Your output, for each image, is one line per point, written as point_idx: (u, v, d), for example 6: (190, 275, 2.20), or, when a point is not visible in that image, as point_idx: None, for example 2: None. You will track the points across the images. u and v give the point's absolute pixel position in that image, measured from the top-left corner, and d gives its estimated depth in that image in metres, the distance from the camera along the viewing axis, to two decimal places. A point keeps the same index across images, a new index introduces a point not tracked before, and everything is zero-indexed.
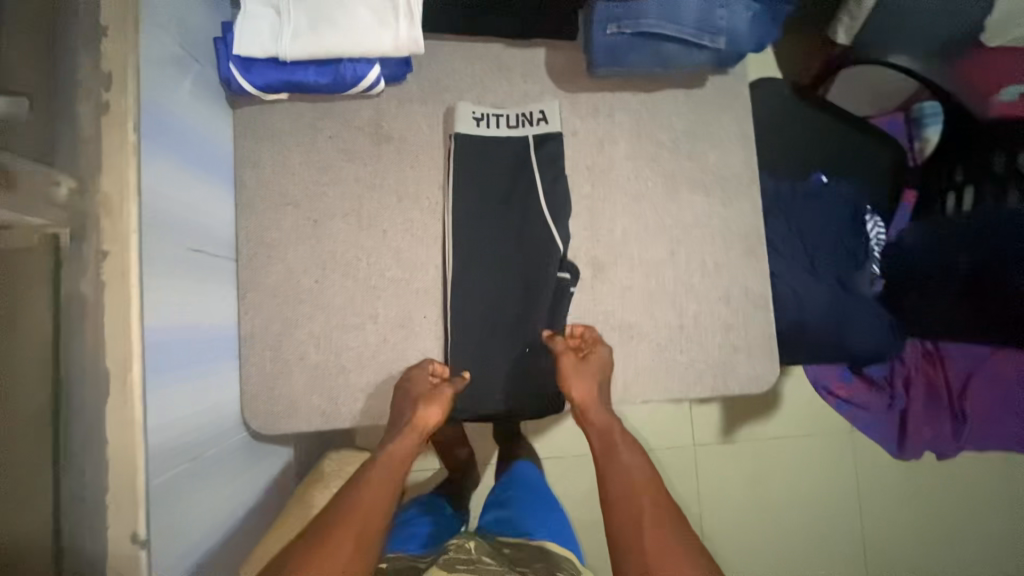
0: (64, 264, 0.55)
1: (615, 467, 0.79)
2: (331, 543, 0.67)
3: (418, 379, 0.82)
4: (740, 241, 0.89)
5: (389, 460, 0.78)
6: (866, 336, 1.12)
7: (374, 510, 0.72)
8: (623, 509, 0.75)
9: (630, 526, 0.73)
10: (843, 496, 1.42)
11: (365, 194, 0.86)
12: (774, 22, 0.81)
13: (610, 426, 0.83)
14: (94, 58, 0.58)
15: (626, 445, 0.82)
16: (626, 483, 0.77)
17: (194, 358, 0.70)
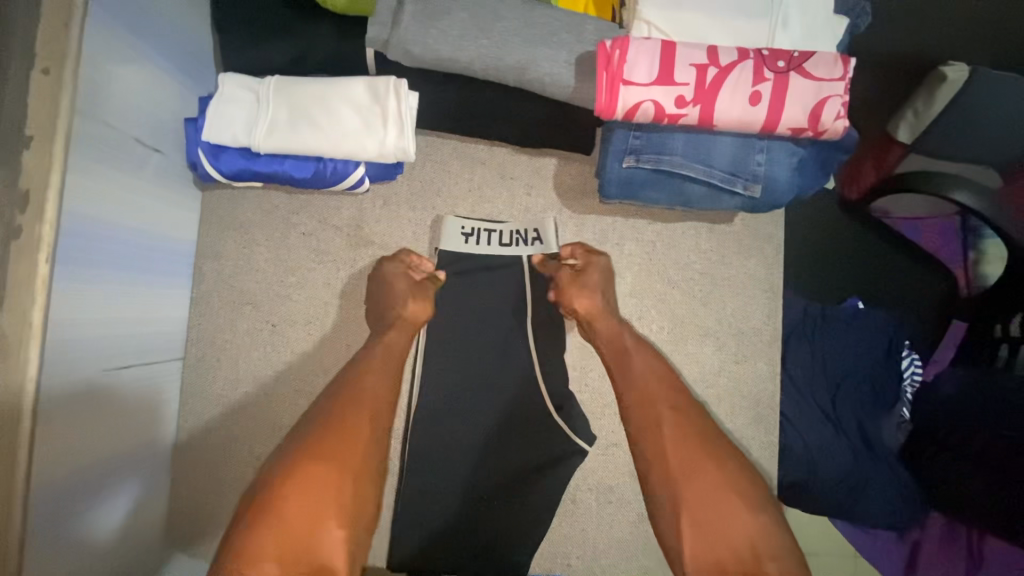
0: None
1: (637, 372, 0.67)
2: (346, 427, 0.58)
3: (397, 273, 0.73)
4: (748, 407, 0.78)
5: (387, 349, 0.68)
6: (883, 507, 0.99)
7: (380, 399, 0.63)
8: (644, 410, 0.63)
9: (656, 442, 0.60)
10: None
11: (333, 302, 0.77)
12: (823, 174, 0.69)
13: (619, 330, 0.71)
14: (12, 172, 0.50)
15: (617, 319, 0.72)
16: (649, 390, 0.65)
17: (108, 490, 0.62)
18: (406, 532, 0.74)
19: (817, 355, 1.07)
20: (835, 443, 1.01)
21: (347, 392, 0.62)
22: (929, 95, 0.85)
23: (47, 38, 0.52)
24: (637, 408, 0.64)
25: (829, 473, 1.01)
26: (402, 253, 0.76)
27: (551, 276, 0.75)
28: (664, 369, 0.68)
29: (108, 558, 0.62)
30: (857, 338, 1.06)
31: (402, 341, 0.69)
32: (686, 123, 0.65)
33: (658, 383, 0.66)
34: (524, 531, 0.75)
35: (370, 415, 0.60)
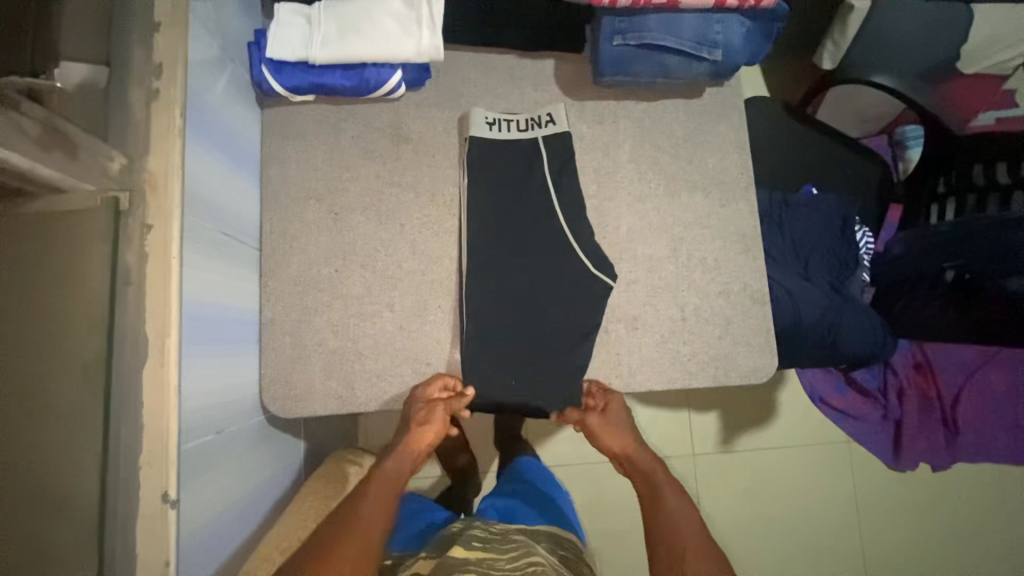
0: (114, 231, 0.58)
1: (643, 461, 0.97)
2: (337, 546, 0.74)
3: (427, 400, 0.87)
4: (737, 239, 0.94)
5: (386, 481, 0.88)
6: (860, 336, 1.19)
7: (378, 512, 0.81)
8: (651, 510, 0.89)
9: (668, 538, 0.83)
10: (827, 489, 1.51)
11: (384, 191, 0.91)
12: (766, 39, 0.89)
13: (652, 470, 0.95)
14: (147, 50, 0.64)
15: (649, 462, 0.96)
16: (656, 482, 0.93)
17: (219, 336, 0.73)
18: (476, 368, 0.88)
19: (786, 232, 1.25)
20: (812, 292, 1.19)
21: (344, 515, 0.79)
22: (839, 31, 1.25)
23: None
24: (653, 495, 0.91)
25: (812, 315, 1.17)
26: (435, 377, 0.87)
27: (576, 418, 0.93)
28: (659, 467, 0.96)
29: (213, 393, 0.72)
30: (815, 216, 1.27)
31: (401, 470, 0.90)
32: (658, 4, 0.84)
33: (657, 470, 0.95)
34: (570, 349, 0.90)
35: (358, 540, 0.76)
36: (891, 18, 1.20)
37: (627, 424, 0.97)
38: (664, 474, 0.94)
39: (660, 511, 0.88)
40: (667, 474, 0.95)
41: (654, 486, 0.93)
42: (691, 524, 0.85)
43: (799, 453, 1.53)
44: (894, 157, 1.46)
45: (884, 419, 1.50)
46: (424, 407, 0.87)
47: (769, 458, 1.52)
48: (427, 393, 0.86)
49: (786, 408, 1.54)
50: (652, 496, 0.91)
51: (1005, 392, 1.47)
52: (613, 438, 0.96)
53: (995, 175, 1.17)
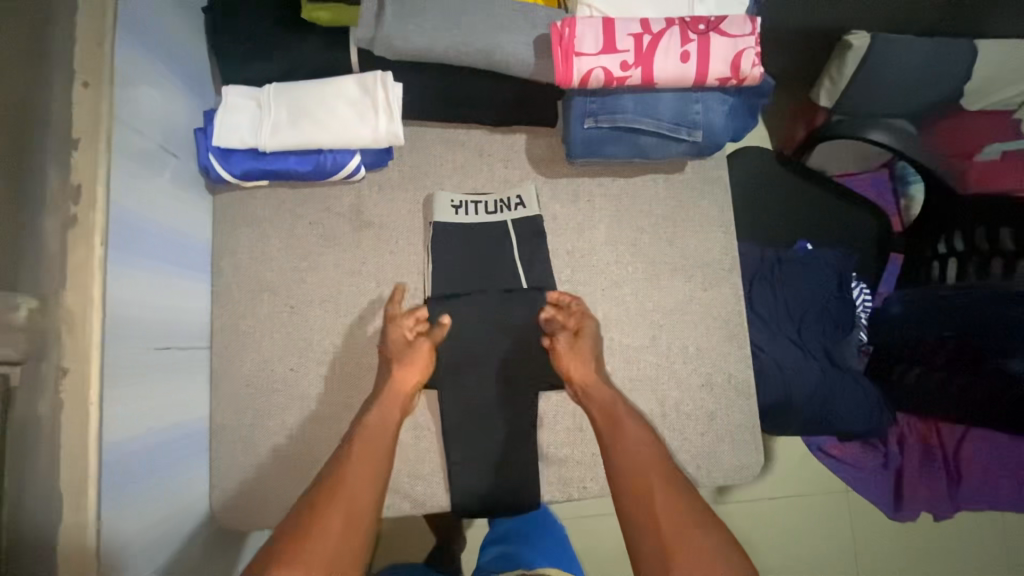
0: (5, 409, 0.51)
1: (608, 395, 0.79)
2: (320, 516, 0.64)
3: (396, 336, 0.81)
4: (720, 326, 0.88)
5: (369, 429, 0.74)
6: (855, 411, 1.12)
7: (363, 471, 0.70)
8: (623, 463, 0.73)
9: (637, 476, 0.71)
10: (824, 548, 1.45)
11: (343, 281, 0.85)
12: (750, 117, 0.83)
13: (614, 402, 0.78)
14: (65, 171, 0.58)
15: (613, 390, 0.80)
16: (619, 417, 0.77)
17: (157, 463, 0.68)
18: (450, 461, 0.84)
19: (778, 293, 1.20)
20: (805, 363, 1.13)
21: (328, 483, 0.69)
22: (835, 67, 1.16)
23: (82, 55, 0.60)
24: (618, 432, 0.76)
25: (804, 388, 1.11)
26: (394, 295, 0.84)
27: (552, 333, 0.83)
28: (620, 397, 0.80)
29: (153, 529, 0.66)
30: (810, 274, 1.21)
31: (390, 419, 0.76)
32: (632, 84, 0.78)
33: (621, 402, 0.78)
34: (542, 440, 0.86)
35: (350, 494, 0.67)
36: (890, 57, 1.12)
37: (592, 351, 0.81)
38: (627, 408, 0.78)
39: (625, 451, 0.73)
40: (631, 407, 0.79)
41: (619, 424, 0.76)
42: (654, 471, 0.71)
43: (795, 509, 1.47)
44: (895, 193, 1.30)
45: (884, 467, 1.40)
46: (404, 346, 0.81)
47: (764, 514, 1.46)
48: (398, 334, 0.81)
49: (781, 463, 1.48)
50: (615, 432, 0.76)
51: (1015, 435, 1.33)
52: (579, 371, 0.80)
53: (1000, 241, 1.09)
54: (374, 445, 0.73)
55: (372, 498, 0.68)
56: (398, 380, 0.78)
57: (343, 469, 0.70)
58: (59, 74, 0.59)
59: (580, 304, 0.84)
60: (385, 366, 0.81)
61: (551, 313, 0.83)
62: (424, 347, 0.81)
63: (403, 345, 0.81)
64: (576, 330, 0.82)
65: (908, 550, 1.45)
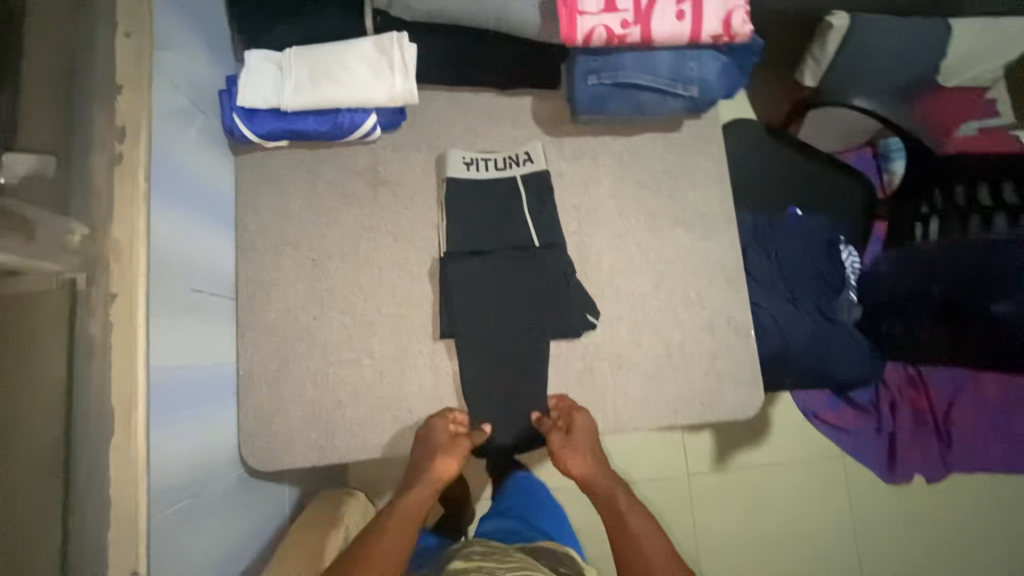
0: (73, 310, 0.57)
1: (605, 484, 0.90)
2: None
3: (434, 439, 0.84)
4: (720, 273, 0.94)
5: (397, 520, 0.81)
6: (848, 362, 1.20)
7: (383, 558, 0.75)
8: (631, 550, 0.82)
9: (643, 561, 0.80)
10: (823, 508, 1.50)
11: (362, 235, 0.89)
12: (742, 73, 0.89)
13: (614, 494, 0.89)
14: (109, 113, 0.62)
15: (612, 484, 0.90)
16: (619, 508, 0.88)
17: (193, 398, 0.72)
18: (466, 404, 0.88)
19: (771, 256, 1.25)
20: (799, 318, 1.18)
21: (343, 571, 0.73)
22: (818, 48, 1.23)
23: (125, 10, 0.65)
24: (620, 523, 0.85)
25: (799, 341, 1.17)
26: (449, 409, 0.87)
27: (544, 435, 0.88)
28: (620, 490, 0.90)
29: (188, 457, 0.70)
30: (801, 240, 1.27)
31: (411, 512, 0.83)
32: (632, 42, 0.83)
33: (620, 494, 0.89)
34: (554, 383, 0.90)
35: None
36: (871, 35, 1.18)
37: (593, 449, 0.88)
38: (627, 497, 0.88)
39: (635, 542, 0.82)
40: (630, 499, 0.89)
41: (619, 514, 0.87)
42: (659, 556, 0.81)
43: (793, 471, 1.51)
44: (879, 168, 1.42)
45: (878, 432, 1.51)
46: (447, 441, 0.84)
47: (764, 477, 1.51)
48: (445, 427, 0.85)
49: (779, 426, 1.53)
50: (618, 526, 0.85)
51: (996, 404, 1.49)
52: (573, 462, 0.87)
53: (978, 196, 1.16)
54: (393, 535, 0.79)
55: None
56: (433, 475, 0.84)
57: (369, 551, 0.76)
58: (105, 25, 0.63)
59: (586, 414, 0.87)
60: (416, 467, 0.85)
61: (551, 416, 0.89)
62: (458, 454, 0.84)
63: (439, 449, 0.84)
64: (568, 427, 0.87)
65: (903, 507, 1.50)
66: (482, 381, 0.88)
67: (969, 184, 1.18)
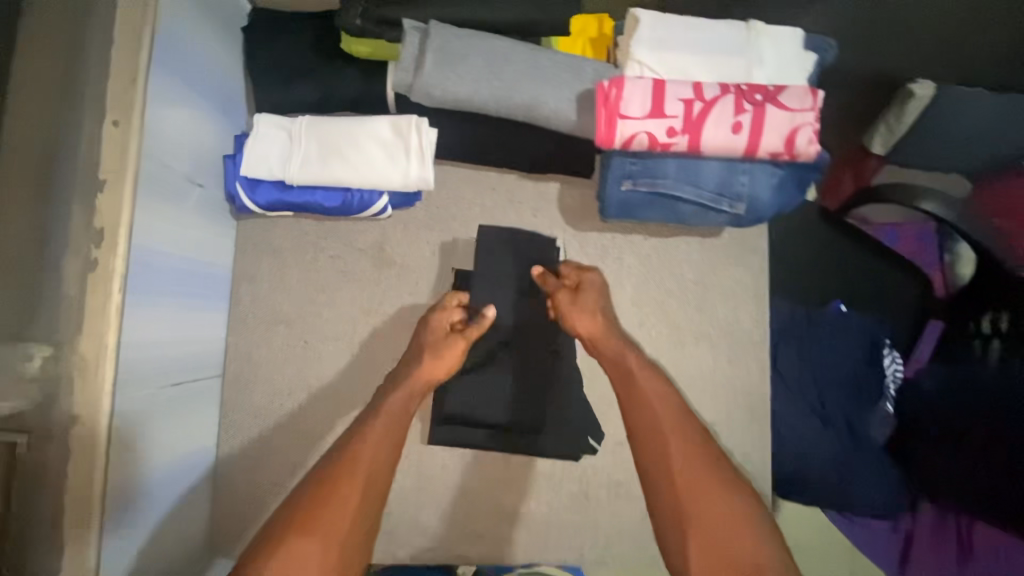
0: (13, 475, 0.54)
1: (614, 344, 0.72)
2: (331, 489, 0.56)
3: (436, 325, 0.74)
4: (741, 403, 0.85)
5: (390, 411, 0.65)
6: (871, 490, 1.10)
7: (385, 444, 0.61)
8: (643, 428, 0.63)
9: (652, 425, 0.62)
10: None
11: (359, 319, 0.84)
12: (799, 190, 0.78)
13: (623, 356, 0.70)
14: (88, 215, 0.57)
15: (624, 342, 0.71)
16: (627, 373, 0.68)
17: (160, 503, 0.68)
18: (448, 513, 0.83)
19: (805, 358, 1.17)
20: (821, 435, 1.12)
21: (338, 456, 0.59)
22: (895, 115, 0.97)
23: (115, 97, 0.58)
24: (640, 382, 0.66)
25: (819, 458, 1.12)
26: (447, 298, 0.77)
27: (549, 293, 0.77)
28: (632, 352, 0.70)
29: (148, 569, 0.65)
30: (840, 342, 1.16)
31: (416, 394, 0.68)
32: (677, 151, 0.74)
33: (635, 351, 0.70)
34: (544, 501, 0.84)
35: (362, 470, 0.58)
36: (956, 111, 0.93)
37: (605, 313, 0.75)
38: (639, 360, 0.68)
39: (645, 406, 0.64)
40: (645, 360, 0.69)
41: (626, 374, 0.68)
42: (676, 434, 0.61)
43: None
44: (939, 247, 1.18)
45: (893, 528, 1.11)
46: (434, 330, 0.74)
47: None
48: (438, 322, 0.75)
49: None
50: (629, 390, 0.66)
51: None
52: (582, 321, 0.73)
53: None
54: (393, 417, 0.64)
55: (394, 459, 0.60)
56: (425, 370, 0.70)
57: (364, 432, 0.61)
58: (90, 114, 0.58)
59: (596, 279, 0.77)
60: (413, 355, 0.72)
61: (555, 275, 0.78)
62: (464, 338, 0.72)
63: (445, 335, 0.73)
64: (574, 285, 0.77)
65: None
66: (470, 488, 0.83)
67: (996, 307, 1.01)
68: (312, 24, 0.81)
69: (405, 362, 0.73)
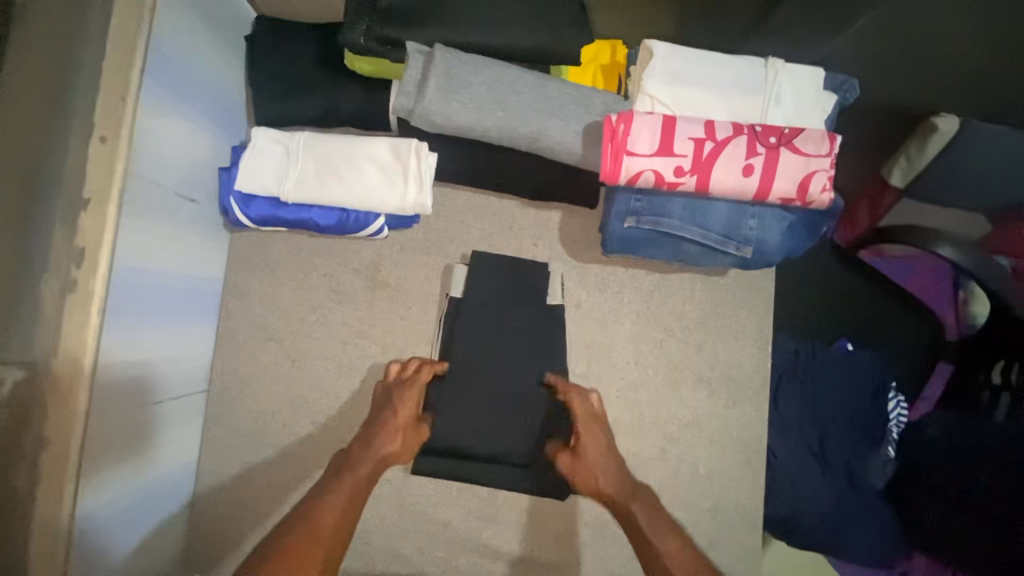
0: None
1: (616, 490, 0.70)
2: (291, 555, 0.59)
3: (409, 397, 0.75)
4: (737, 450, 0.83)
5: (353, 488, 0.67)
6: (866, 541, 1.05)
7: (344, 507, 0.65)
8: (651, 569, 0.62)
9: (659, 564, 0.62)
10: None
11: (349, 340, 0.82)
12: (810, 237, 0.75)
13: (627, 498, 0.69)
14: (70, 232, 0.56)
15: (626, 480, 0.71)
16: (631, 516, 0.68)
17: (132, 522, 0.67)
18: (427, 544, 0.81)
19: (807, 397, 1.13)
20: (820, 480, 1.08)
21: (304, 514, 0.63)
22: (920, 146, 0.90)
23: (102, 111, 0.57)
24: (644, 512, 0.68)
25: (817, 505, 1.07)
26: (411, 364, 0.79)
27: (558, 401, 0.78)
28: (635, 489, 0.71)
29: None
30: (846, 384, 1.12)
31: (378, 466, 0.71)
32: (684, 190, 0.71)
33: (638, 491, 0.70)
34: (526, 538, 0.81)
35: (317, 546, 0.60)
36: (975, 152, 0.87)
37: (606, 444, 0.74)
38: (640, 498, 0.69)
39: (651, 550, 0.63)
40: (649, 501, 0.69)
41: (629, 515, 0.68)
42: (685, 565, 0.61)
43: None
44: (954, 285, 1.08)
45: None
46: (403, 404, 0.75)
47: None
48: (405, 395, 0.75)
49: None
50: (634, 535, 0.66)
51: None
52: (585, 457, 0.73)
53: None
54: (353, 493, 0.67)
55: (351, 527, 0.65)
56: (388, 448, 0.72)
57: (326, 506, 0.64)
58: (77, 128, 0.56)
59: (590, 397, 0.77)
60: (373, 424, 0.74)
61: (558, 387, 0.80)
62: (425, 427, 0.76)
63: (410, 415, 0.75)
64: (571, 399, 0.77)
65: None
66: (451, 519, 0.81)
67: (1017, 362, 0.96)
68: (317, 36, 0.79)
69: (365, 428, 0.75)
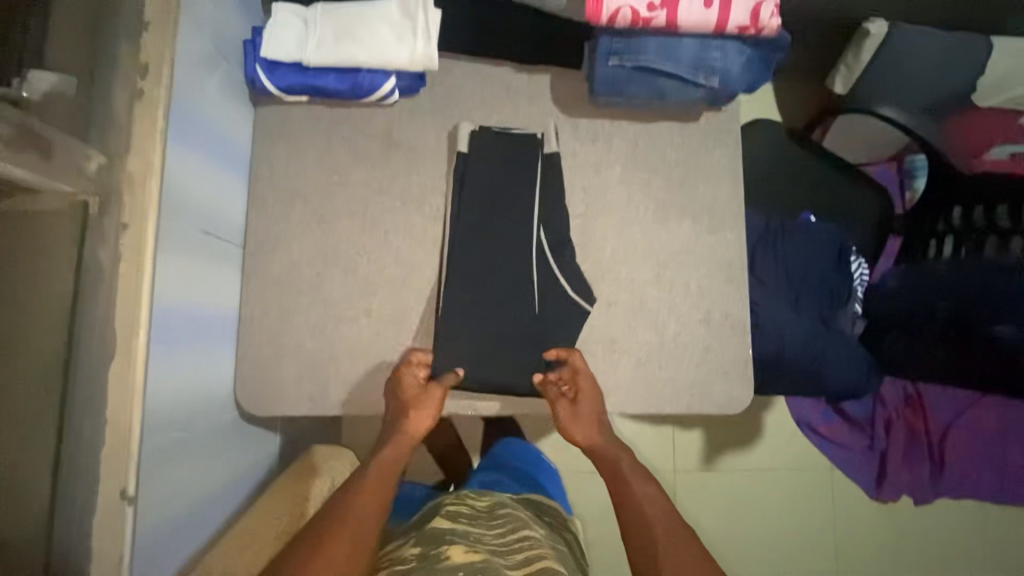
0: (81, 233, 0.59)
1: (608, 451, 0.89)
2: (328, 543, 0.70)
3: (410, 382, 0.86)
4: (722, 268, 0.94)
5: (379, 471, 0.81)
6: (843, 371, 1.20)
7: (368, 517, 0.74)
8: (636, 531, 0.79)
9: (640, 522, 0.79)
10: (811, 529, 1.46)
11: (370, 196, 0.91)
12: (766, 68, 0.88)
13: (618, 458, 0.88)
14: (135, 49, 0.64)
15: (616, 448, 0.89)
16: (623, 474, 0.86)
17: (189, 336, 0.73)
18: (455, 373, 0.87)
19: (779, 259, 1.22)
20: (799, 326, 1.18)
21: (327, 524, 0.72)
22: (852, 55, 1.18)
23: None
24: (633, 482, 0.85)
25: (796, 347, 1.18)
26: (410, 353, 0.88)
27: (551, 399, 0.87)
28: (622, 453, 0.89)
29: (175, 390, 0.70)
30: (812, 246, 1.24)
31: (398, 463, 0.83)
32: (657, 27, 0.83)
33: (623, 460, 0.88)
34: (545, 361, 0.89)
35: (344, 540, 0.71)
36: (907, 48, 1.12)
37: (597, 415, 0.88)
38: (628, 460, 0.88)
39: (634, 500, 0.82)
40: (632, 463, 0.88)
41: (620, 477, 0.85)
42: (658, 511, 0.80)
43: (783, 478, 1.47)
44: (903, 186, 1.41)
45: (869, 449, 1.46)
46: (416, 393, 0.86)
47: (752, 479, 1.47)
48: (412, 379, 0.86)
49: (772, 433, 1.49)
50: (619, 488, 0.85)
51: (997, 432, 1.42)
52: (580, 427, 0.88)
53: (996, 217, 1.14)
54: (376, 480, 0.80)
55: (377, 527, 0.74)
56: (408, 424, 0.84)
57: (340, 513, 0.74)
58: None
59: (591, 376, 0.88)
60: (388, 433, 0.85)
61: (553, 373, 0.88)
62: (438, 393, 0.86)
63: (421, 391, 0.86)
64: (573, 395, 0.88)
65: (892, 531, 1.47)
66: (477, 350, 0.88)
67: (965, 203, 1.18)
68: None
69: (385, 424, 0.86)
